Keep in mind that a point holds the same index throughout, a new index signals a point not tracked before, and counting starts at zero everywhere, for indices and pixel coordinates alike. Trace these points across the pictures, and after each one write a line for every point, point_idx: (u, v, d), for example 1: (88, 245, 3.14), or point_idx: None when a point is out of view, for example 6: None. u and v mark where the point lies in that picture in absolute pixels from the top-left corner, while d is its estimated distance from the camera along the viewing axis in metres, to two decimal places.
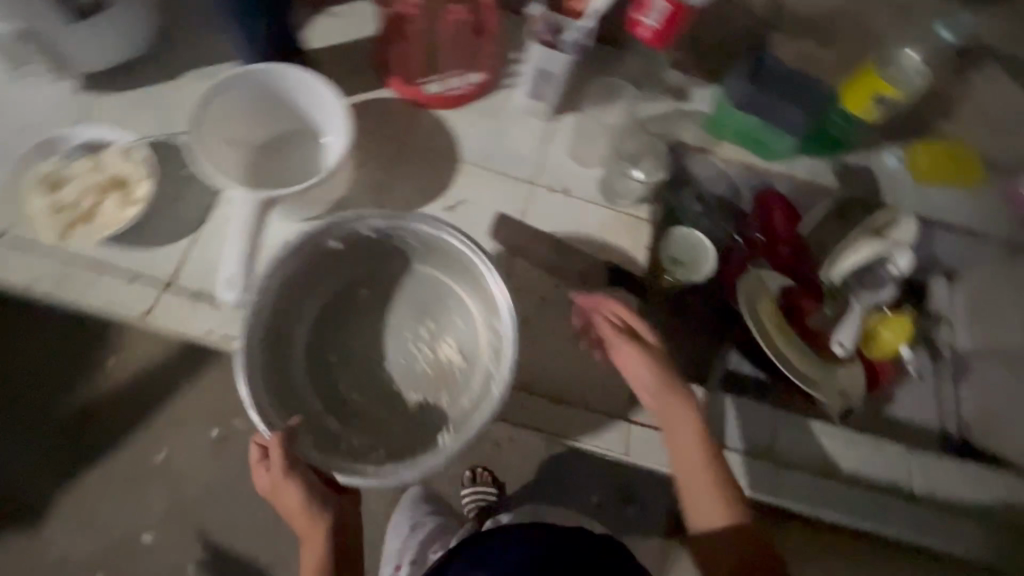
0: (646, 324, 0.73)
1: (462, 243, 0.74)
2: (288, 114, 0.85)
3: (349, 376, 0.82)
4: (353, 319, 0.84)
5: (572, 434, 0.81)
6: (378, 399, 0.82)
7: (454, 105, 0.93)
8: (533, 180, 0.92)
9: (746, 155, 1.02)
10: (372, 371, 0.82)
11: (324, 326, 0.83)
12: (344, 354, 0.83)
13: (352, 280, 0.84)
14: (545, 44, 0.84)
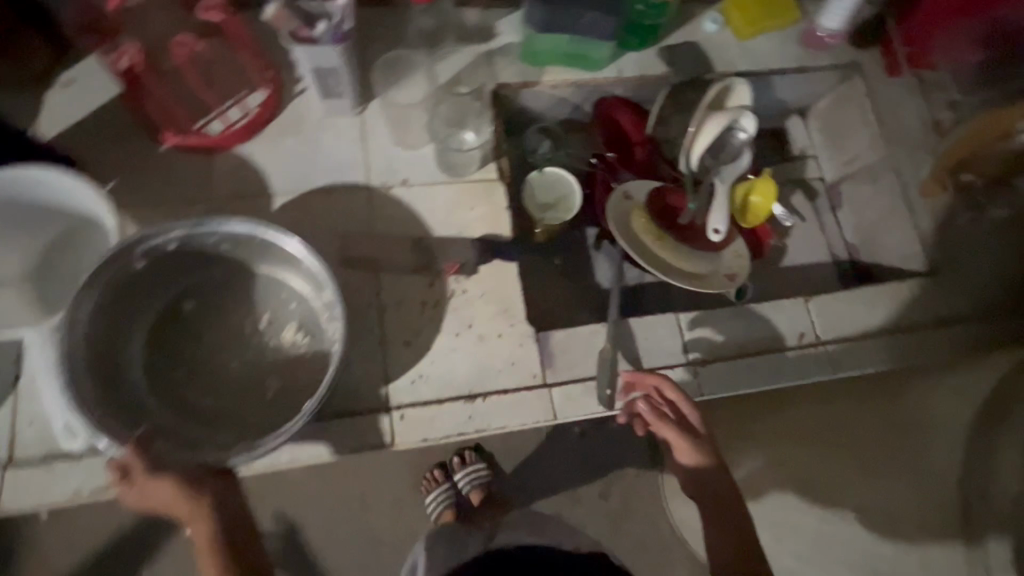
0: (697, 414, 0.72)
1: (262, 229, 0.73)
2: (40, 224, 0.74)
3: (208, 389, 0.79)
4: (194, 346, 0.80)
5: (495, 423, 0.79)
6: (236, 402, 0.78)
7: (248, 134, 0.83)
8: (364, 184, 0.85)
9: (573, 74, 0.96)
10: (223, 374, 0.79)
11: (168, 387, 0.78)
12: (193, 367, 0.79)
13: (174, 295, 0.80)
14: (303, 42, 0.72)
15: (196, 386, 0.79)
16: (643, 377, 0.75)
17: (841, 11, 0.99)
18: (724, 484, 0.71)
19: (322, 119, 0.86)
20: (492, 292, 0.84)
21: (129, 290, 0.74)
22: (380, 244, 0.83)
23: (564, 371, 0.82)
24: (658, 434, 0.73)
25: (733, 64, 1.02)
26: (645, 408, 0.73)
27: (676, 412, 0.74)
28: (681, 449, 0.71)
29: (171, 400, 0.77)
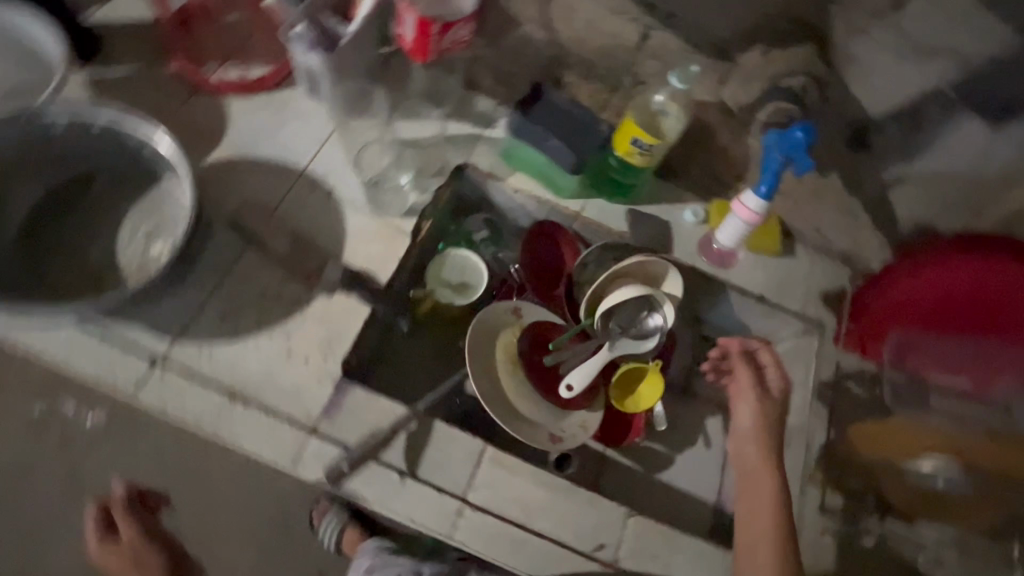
0: (777, 387, 0.87)
1: (175, 155, 0.79)
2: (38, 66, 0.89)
3: (62, 256, 0.81)
4: (75, 216, 0.83)
5: (235, 432, 0.76)
6: (82, 277, 0.80)
7: (241, 91, 0.93)
8: (295, 175, 0.91)
9: (536, 189, 0.98)
10: (82, 250, 0.82)
11: (32, 237, 0.82)
12: (61, 235, 0.82)
13: (88, 170, 0.85)
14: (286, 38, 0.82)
15: (55, 249, 0.82)
16: (733, 340, 0.89)
17: (733, 231, 0.89)
18: (769, 479, 0.79)
19: (302, 111, 0.94)
20: (328, 320, 0.83)
21: (45, 147, 0.81)
22: (270, 227, 0.87)
23: (334, 428, 0.77)
24: (734, 383, 0.88)
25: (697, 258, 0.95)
26: (736, 354, 0.89)
27: (763, 381, 0.88)
28: (746, 399, 0.86)
29: (27, 248, 0.81)
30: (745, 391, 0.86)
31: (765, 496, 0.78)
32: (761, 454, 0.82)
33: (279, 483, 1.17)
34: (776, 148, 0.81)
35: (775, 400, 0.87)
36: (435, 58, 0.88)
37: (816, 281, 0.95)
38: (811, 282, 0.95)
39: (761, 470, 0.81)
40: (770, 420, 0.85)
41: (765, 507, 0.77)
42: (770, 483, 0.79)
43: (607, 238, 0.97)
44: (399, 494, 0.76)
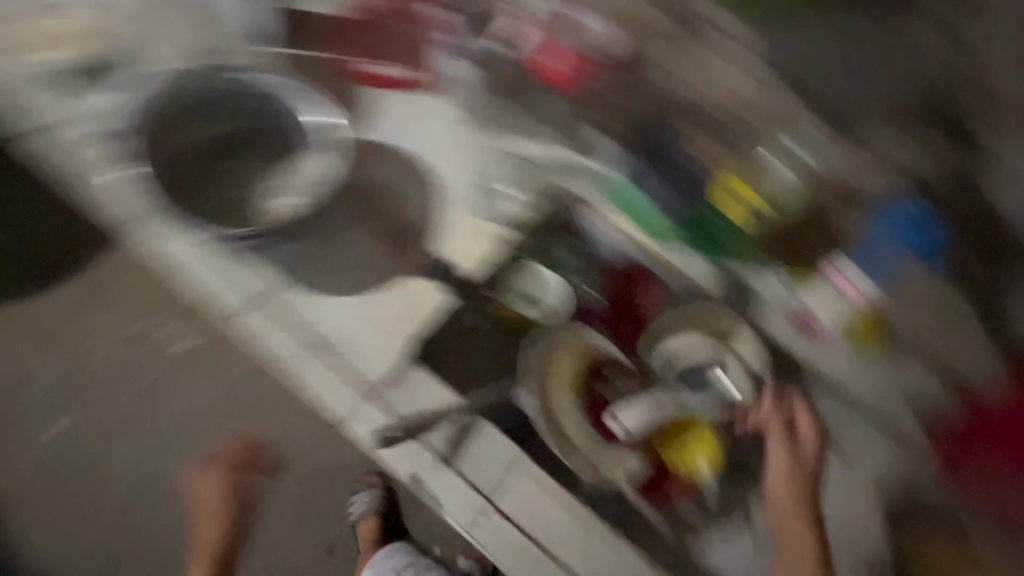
0: (811, 435, 0.88)
1: (330, 125, 0.96)
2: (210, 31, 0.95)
3: (211, 191, 0.93)
4: (228, 161, 0.95)
5: (314, 376, 0.87)
6: (223, 213, 0.92)
7: (381, 85, 0.97)
8: (406, 165, 0.96)
9: (634, 229, 0.92)
10: (228, 191, 0.94)
11: (185, 169, 0.92)
12: (213, 174, 0.94)
13: (246, 125, 0.95)
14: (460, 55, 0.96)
15: (205, 184, 0.93)
16: (764, 396, 0.89)
17: (832, 306, 0.89)
18: (806, 530, 0.86)
19: (426, 106, 0.97)
20: (404, 300, 0.89)
21: (227, 101, 0.94)
22: (376, 210, 0.95)
23: (391, 399, 0.85)
24: (769, 437, 0.89)
25: (795, 338, 0.90)
26: (766, 410, 0.89)
27: (794, 429, 0.89)
28: (779, 455, 0.88)
29: (182, 176, 0.92)
30: (775, 443, 0.89)
31: (803, 548, 0.86)
32: (794, 502, 0.86)
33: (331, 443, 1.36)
34: (902, 232, 0.87)
35: (811, 449, 0.88)
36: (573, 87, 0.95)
37: (911, 390, 0.88)
38: (906, 393, 0.88)
39: (795, 523, 0.86)
40: (800, 468, 0.87)
41: (802, 555, 0.85)
42: (808, 534, 0.86)
43: (697, 295, 0.92)
44: (436, 480, 0.85)
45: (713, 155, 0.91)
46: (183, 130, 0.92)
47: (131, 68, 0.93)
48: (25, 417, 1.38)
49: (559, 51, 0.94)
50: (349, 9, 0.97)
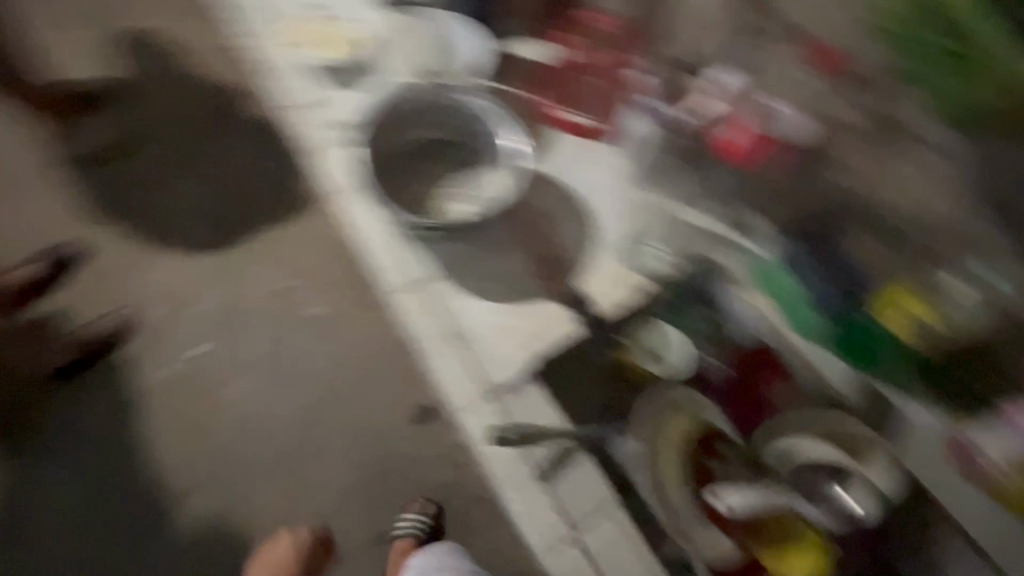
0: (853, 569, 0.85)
1: (516, 147, 1.04)
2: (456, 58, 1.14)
3: (412, 182, 1.09)
4: (430, 162, 1.10)
5: (451, 365, 1.01)
6: (413, 203, 1.07)
7: (568, 129, 1.10)
8: (570, 200, 1.05)
9: (772, 312, 0.91)
10: (421, 185, 1.08)
11: (399, 161, 1.09)
12: (417, 168, 1.09)
13: (448, 136, 1.09)
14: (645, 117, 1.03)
15: (409, 176, 1.09)
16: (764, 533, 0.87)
17: (999, 445, 0.73)
18: None
19: (602, 154, 1.09)
20: (541, 321, 0.98)
21: (437, 113, 1.07)
22: (535, 233, 1.04)
23: (511, 407, 0.96)
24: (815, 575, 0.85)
25: (948, 474, 0.78)
26: (775, 547, 0.86)
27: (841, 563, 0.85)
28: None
29: (394, 166, 1.09)
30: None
31: None
32: None
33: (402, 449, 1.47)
34: None
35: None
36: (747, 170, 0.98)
37: None
38: None
39: None
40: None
41: None
42: None
43: (826, 399, 0.87)
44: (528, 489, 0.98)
45: (881, 262, 0.87)
46: (399, 126, 1.07)
47: (375, 79, 1.18)
48: None
49: (742, 127, 0.96)
50: (564, 62, 1.11)
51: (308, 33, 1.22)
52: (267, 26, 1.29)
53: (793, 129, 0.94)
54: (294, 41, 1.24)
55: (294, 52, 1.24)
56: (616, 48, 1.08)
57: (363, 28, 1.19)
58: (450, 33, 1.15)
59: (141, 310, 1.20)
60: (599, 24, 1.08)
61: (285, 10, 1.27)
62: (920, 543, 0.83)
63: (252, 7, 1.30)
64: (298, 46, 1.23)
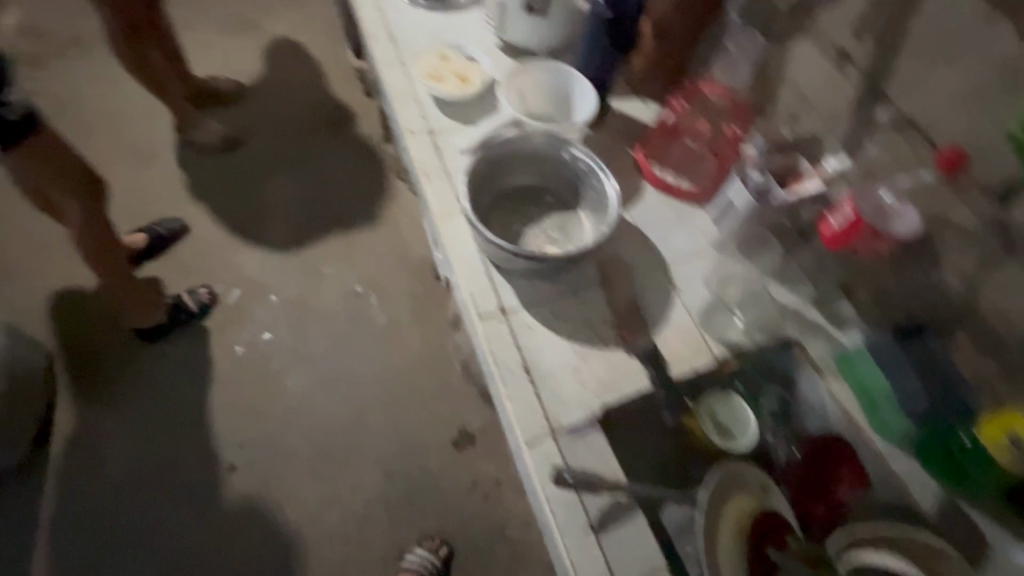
0: None
1: (614, 199, 1.06)
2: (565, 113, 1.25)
3: (501, 216, 1.13)
4: (524, 202, 1.15)
5: (509, 393, 0.93)
6: (503, 233, 1.11)
7: (662, 188, 1.20)
8: (662, 263, 1.12)
9: (853, 408, 1.00)
10: (513, 221, 1.13)
11: (495, 194, 1.14)
12: (511, 204, 1.14)
13: (547, 185, 1.17)
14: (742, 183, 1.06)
15: (501, 210, 1.13)
16: None
17: None
18: None
19: (696, 225, 1.17)
20: (614, 368, 0.98)
21: (543, 157, 1.13)
22: (618, 283, 1.09)
23: (571, 448, 0.90)
24: None
25: None
26: None
27: None
28: None
29: (489, 200, 1.13)
30: None
31: None
32: None
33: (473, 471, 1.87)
34: None
35: None
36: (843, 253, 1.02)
37: None
38: None
39: None
40: None
41: None
42: None
43: (902, 499, 0.93)
44: (573, 546, 0.84)
45: (974, 369, 0.93)
46: (507, 163, 1.13)
47: (492, 116, 1.26)
48: (288, 346, 2.05)
49: (842, 214, 0.95)
50: (669, 122, 1.19)
51: (422, 64, 1.31)
52: (387, 46, 1.37)
53: (898, 230, 0.92)
54: (406, 67, 1.33)
55: (403, 76, 1.31)
56: (727, 122, 1.15)
57: (489, 71, 1.31)
58: (565, 90, 1.25)
59: (361, 365, 2.04)
60: (713, 94, 1.14)
61: (405, 42, 1.38)
62: None
63: (371, 30, 1.39)
64: (409, 73, 1.32)
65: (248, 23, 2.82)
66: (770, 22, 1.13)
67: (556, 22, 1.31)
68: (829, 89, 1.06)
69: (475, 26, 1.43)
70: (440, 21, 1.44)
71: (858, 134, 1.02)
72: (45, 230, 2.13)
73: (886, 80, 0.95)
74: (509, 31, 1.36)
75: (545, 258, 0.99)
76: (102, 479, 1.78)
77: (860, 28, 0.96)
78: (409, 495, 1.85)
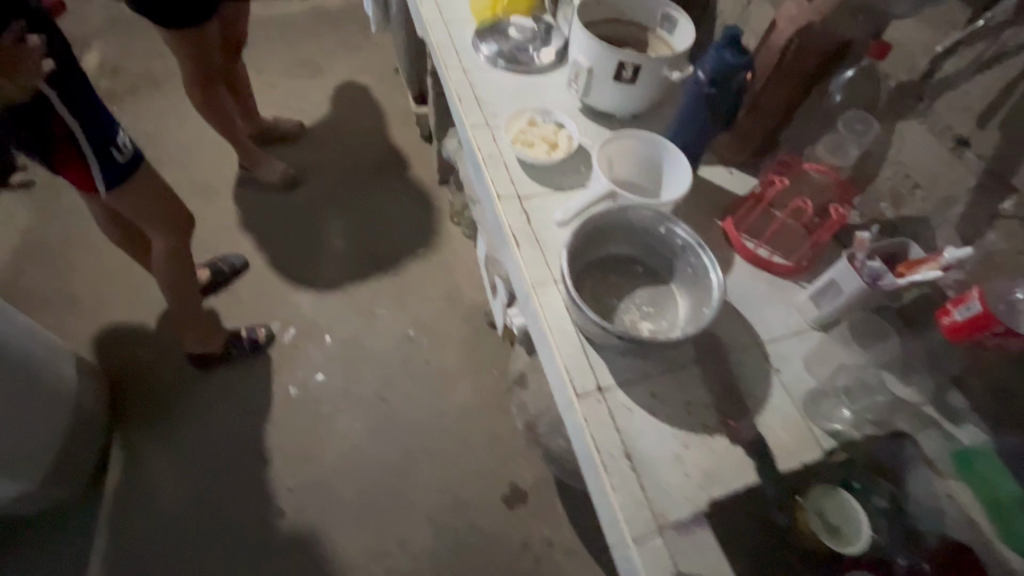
0: None
1: (717, 283, 1.02)
2: (650, 185, 1.26)
3: (592, 286, 1.11)
4: (616, 274, 1.13)
5: (613, 483, 0.90)
6: (596, 304, 1.09)
7: (754, 261, 1.17)
8: (757, 341, 1.08)
9: (977, 514, 0.92)
10: (605, 293, 1.11)
11: (588, 265, 1.12)
12: (604, 276, 1.12)
13: (639, 258, 1.15)
14: (850, 264, 1.03)
15: (592, 280, 1.11)
16: None
17: None
18: None
19: (793, 301, 1.13)
20: (719, 459, 0.94)
21: (639, 232, 1.12)
22: (715, 361, 1.04)
23: (679, 548, 0.86)
24: None
25: None
26: None
27: None
28: None
29: (583, 270, 1.12)
30: None
31: None
32: None
33: (521, 531, 1.80)
34: None
35: None
36: (965, 345, 0.96)
37: None
38: None
39: None
40: None
41: None
42: None
43: None
44: None
45: None
46: (602, 237, 1.12)
47: (580, 184, 1.27)
48: (336, 387, 2.03)
49: (969, 308, 0.91)
50: (763, 195, 1.18)
51: (511, 128, 1.33)
52: (473, 109, 1.39)
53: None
54: (494, 130, 1.35)
55: (491, 138, 1.33)
56: (825, 202, 1.16)
57: (578, 139, 1.32)
58: (654, 163, 1.25)
59: (411, 412, 2.00)
60: (814, 171, 1.15)
61: (492, 106, 1.41)
62: None
63: (458, 92, 1.42)
64: (497, 136, 1.34)
65: (311, 67, 2.92)
66: (872, 103, 1.10)
67: (644, 87, 1.30)
68: (941, 174, 1.02)
69: (559, 92, 1.45)
70: (524, 84, 1.46)
71: (978, 222, 0.98)
72: (116, 263, 2.19)
73: (1012, 170, 0.91)
74: (593, 94, 1.36)
75: (643, 340, 0.97)
76: (151, 520, 1.75)
77: (984, 117, 0.94)
78: (457, 554, 1.77)
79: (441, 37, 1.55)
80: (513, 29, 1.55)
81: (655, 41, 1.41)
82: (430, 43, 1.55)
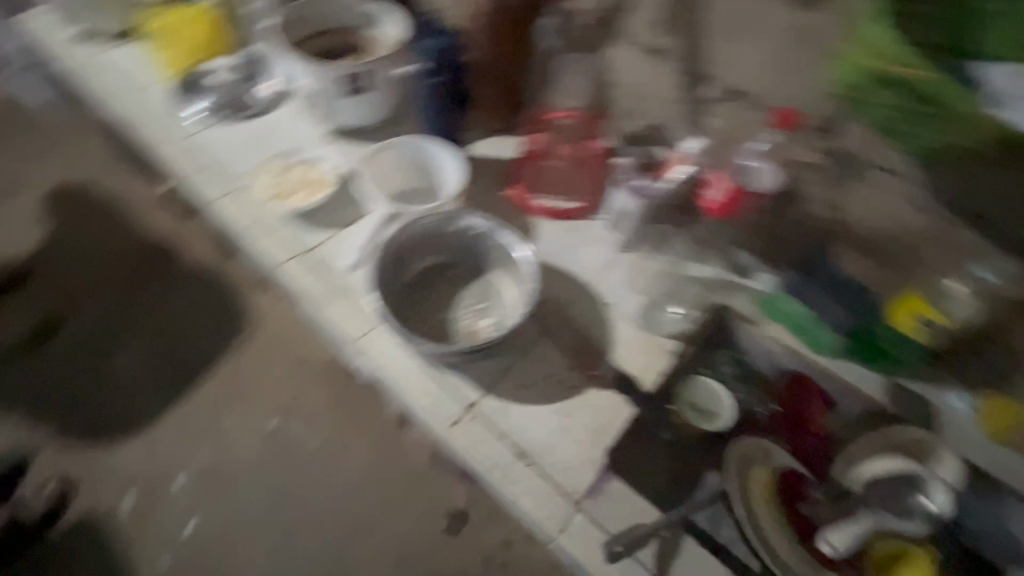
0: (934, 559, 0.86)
1: (528, 257, 1.03)
2: (422, 177, 1.19)
3: (421, 310, 1.08)
4: (434, 285, 1.10)
5: (515, 487, 0.95)
6: (432, 327, 1.07)
7: (552, 215, 1.21)
8: (583, 287, 1.14)
9: (794, 343, 1.04)
10: (436, 311, 1.08)
11: (406, 293, 1.08)
12: (425, 294, 1.09)
13: (449, 259, 1.12)
14: (629, 190, 1.16)
15: (418, 303, 1.08)
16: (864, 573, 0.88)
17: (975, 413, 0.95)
18: None
19: (597, 235, 1.20)
20: (599, 411, 1.00)
21: (435, 234, 1.07)
22: (560, 321, 1.09)
23: (598, 510, 0.94)
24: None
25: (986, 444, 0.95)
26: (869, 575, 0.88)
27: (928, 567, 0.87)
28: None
29: (403, 300, 1.08)
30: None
31: None
32: None
33: None
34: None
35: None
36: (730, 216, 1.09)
37: None
38: None
39: None
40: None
41: None
42: None
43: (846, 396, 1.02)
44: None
45: (876, 277, 1.04)
46: (406, 257, 1.07)
47: (359, 208, 1.19)
48: None
49: (723, 185, 1.04)
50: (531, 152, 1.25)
51: (263, 182, 1.22)
52: (220, 183, 1.24)
53: (768, 185, 1.03)
54: (246, 189, 1.23)
55: (246, 201, 1.21)
56: (580, 140, 1.24)
57: (340, 165, 1.23)
58: (423, 159, 1.19)
59: None
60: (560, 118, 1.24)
61: (234, 167, 1.26)
62: (994, 504, 0.92)
63: (191, 168, 1.26)
64: (253, 198, 1.22)
65: None
66: (581, 35, 1.12)
67: (383, 92, 1.24)
68: (654, 81, 1.11)
69: (298, 121, 1.32)
70: (259, 128, 1.31)
71: (696, 112, 1.10)
72: None
73: (699, 62, 1.02)
74: (336, 113, 1.26)
75: (485, 345, 0.95)
76: None
77: (658, 24, 1.00)
78: None
79: (145, 110, 1.34)
80: (214, 76, 1.36)
81: (370, 26, 1.31)
82: (133, 124, 1.33)
